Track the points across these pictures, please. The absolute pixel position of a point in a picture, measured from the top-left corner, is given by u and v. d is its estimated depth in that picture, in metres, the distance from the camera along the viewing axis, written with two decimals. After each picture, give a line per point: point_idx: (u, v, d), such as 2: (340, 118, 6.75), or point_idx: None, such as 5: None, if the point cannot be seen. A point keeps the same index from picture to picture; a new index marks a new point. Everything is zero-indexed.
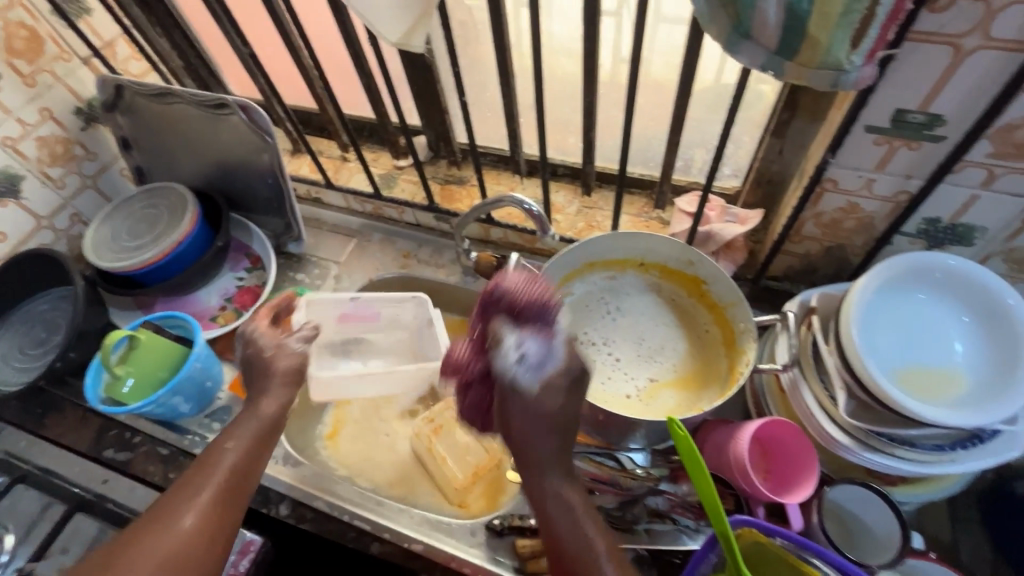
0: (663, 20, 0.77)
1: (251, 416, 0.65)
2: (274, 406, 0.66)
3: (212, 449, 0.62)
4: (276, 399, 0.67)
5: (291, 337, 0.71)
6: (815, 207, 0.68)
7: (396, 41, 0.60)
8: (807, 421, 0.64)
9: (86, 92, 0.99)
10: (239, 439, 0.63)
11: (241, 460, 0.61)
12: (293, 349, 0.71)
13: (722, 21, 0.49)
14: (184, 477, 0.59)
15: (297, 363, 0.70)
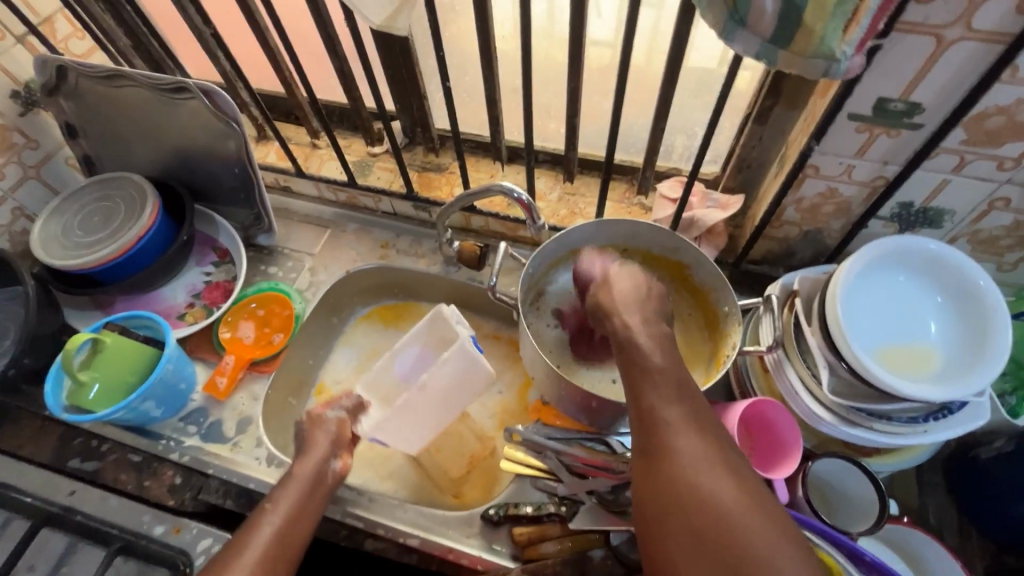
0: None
1: (288, 480, 0.66)
2: (307, 467, 0.67)
3: (251, 515, 0.62)
4: (309, 462, 0.67)
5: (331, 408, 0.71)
6: (796, 193, 0.70)
7: (379, 23, 0.57)
8: (791, 400, 0.67)
9: (24, 73, 0.90)
10: (277, 501, 0.63)
11: (284, 526, 0.61)
12: (327, 419, 0.70)
13: (718, 9, 0.49)
14: (228, 544, 0.59)
15: (337, 431, 0.70)
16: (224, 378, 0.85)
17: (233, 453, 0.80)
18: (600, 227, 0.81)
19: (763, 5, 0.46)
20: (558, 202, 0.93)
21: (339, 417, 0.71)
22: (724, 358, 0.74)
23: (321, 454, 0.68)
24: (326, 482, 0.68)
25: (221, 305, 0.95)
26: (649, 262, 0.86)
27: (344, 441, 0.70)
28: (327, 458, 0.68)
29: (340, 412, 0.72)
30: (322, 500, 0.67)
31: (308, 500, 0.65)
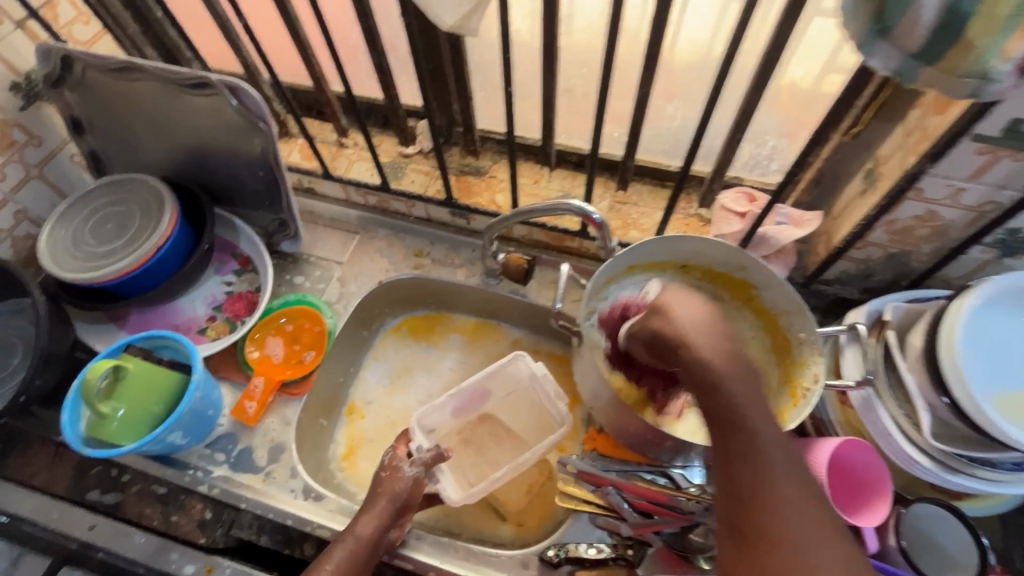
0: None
1: (351, 538, 0.64)
2: (371, 529, 0.65)
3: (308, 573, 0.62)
4: (373, 518, 0.66)
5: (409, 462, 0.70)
6: (890, 214, 0.65)
7: (452, 24, 0.50)
8: (882, 440, 0.62)
9: (24, 63, 0.81)
10: (337, 562, 0.63)
11: None
12: (404, 475, 0.70)
13: (861, 18, 0.42)
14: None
15: (411, 489, 0.69)
16: (252, 403, 0.79)
17: (266, 485, 0.75)
18: (661, 245, 0.75)
19: (920, 16, 0.40)
20: (610, 212, 0.87)
21: (415, 476, 0.70)
22: (802, 392, 0.69)
23: (387, 512, 0.67)
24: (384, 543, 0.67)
25: (245, 319, 0.88)
26: (710, 279, 0.80)
27: (409, 508, 0.69)
28: (387, 527, 0.67)
29: (418, 469, 0.70)
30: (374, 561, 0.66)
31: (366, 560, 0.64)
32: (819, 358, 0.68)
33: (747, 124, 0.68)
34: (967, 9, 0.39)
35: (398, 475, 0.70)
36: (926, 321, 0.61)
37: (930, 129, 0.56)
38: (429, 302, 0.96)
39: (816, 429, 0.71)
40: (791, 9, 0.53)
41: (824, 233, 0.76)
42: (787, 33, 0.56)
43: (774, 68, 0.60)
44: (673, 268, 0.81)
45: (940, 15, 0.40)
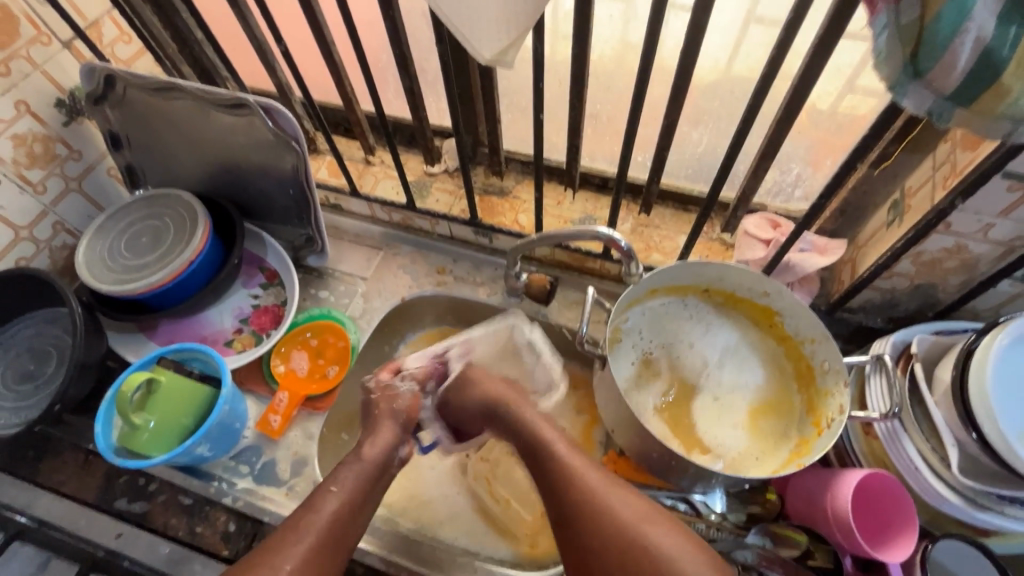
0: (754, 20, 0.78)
1: (357, 459, 0.66)
2: (376, 451, 0.68)
3: (315, 492, 0.63)
4: (379, 443, 0.69)
5: (397, 379, 0.76)
6: (918, 247, 0.64)
7: (489, 57, 0.51)
8: (908, 474, 0.62)
9: (69, 80, 0.84)
10: (343, 483, 0.63)
11: (342, 508, 0.61)
12: (397, 390, 0.75)
13: (897, 60, 0.42)
14: (290, 521, 0.60)
15: (409, 403, 0.74)
16: (277, 416, 0.81)
17: (290, 499, 0.77)
18: (684, 267, 0.76)
19: (956, 61, 0.40)
20: (632, 235, 0.88)
21: (410, 390, 0.76)
22: (828, 421, 0.70)
23: (390, 436, 0.70)
24: (392, 466, 0.69)
25: (270, 332, 0.89)
26: (734, 303, 0.80)
27: (411, 426, 0.73)
28: (395, 445, 0.70)
29: (409, 384, 0.77)
30: (385, 483, 0.69)
31: (376, 479, 0.66)
32: (844, 388, 0.68)
33: (775, 152, 0.69)
34: (1004, 56, 0.39)
35: (392, 393, 0.74)
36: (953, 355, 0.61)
37: (960, 165, 0.56)
38: (450, 318, 0.96)
39: (839, 459, 0.71)
40: (823, 46, 0.54)
41: (849, 261, 0.76)
42: (818, 68, 0.56)
43: (803, 101, 0.60)
44: (696, 291, 0.81)
45: (975, 61, 0.40)
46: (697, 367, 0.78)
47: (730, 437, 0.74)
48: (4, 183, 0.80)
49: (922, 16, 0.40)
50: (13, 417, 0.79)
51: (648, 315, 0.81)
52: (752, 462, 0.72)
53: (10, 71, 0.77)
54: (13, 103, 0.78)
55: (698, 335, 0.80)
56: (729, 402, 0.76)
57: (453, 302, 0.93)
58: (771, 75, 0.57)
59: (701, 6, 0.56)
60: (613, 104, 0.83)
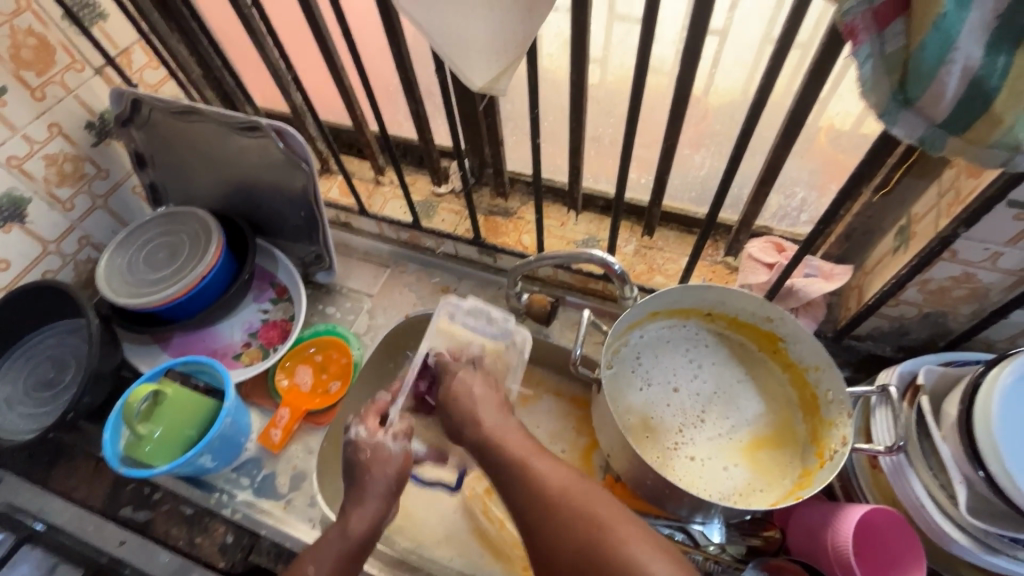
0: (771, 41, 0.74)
1: (342, 540, 0.62)
2: (363, 524, 0.63)
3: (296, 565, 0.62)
4: (366, 515, 0.64)
5: (387, 436, 0.67)
6: (923, 275, 0.63)
7: (480, 85, 0.52)
8: (915, 513, 0.59)
9: (98, 104, 0.89)
10: (322, 561, 0.61)
11: None
12: (389, 452, 0.66)
13: (883, 90, 0.42)
14: None
15: (400, 466, 0.67)
16: (278, 430, 0.82)
17: (286, 513, 0.78)
18: (685, 291, 0.75)
19: (943, 90, 0.40)
20: (635, 256, 0.87)
21: (401, 450, 0.67)
22: (830, 453, 0.67)
23: (379, 507, 0.64)
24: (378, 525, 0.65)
25: (278, 346, 0.91)
26: (735, 326, 0.79)
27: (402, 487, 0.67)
28: (383, 512, 0.65)
29: (400, 442, 0.67)
30: (368, 555, 0.64)
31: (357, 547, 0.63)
32: (848, 419, 0.66)
33: (775, 177, 0.68)
34: (994, 84, 0.38)
35: (384, 458, 0.66)
36: (961, 388, 0.59)
37: (965, 192, 0.55)
38: None
39: (844, 491, 0.68)
40: (817, 70, 0.53)
41: (856, 288, 0.74)
42: (813, 92, 0.56)
43: (801, 125, 0.60)
44: (697, 314, 0.80)
45: (964, 89, 0.39)
46: (693, 401, 0.77)
47: (720, 477, 0.72)
48: (35, 201, 0.85)
49: (907, 45, 0.39)
50: (31, 424, 0.82)
51: (646, 340, 0.80)
52: (758, 496, 0.70)
53: (45, 96, 0.81)
54: (46, 125, 0.83)
55: (688, 366, 0.79)
56: (720, 439, 0.74)
57: None
58: (764, 102, 0.57)
59: (693, 32, 0.56)
60: (614, 127, 0.83)
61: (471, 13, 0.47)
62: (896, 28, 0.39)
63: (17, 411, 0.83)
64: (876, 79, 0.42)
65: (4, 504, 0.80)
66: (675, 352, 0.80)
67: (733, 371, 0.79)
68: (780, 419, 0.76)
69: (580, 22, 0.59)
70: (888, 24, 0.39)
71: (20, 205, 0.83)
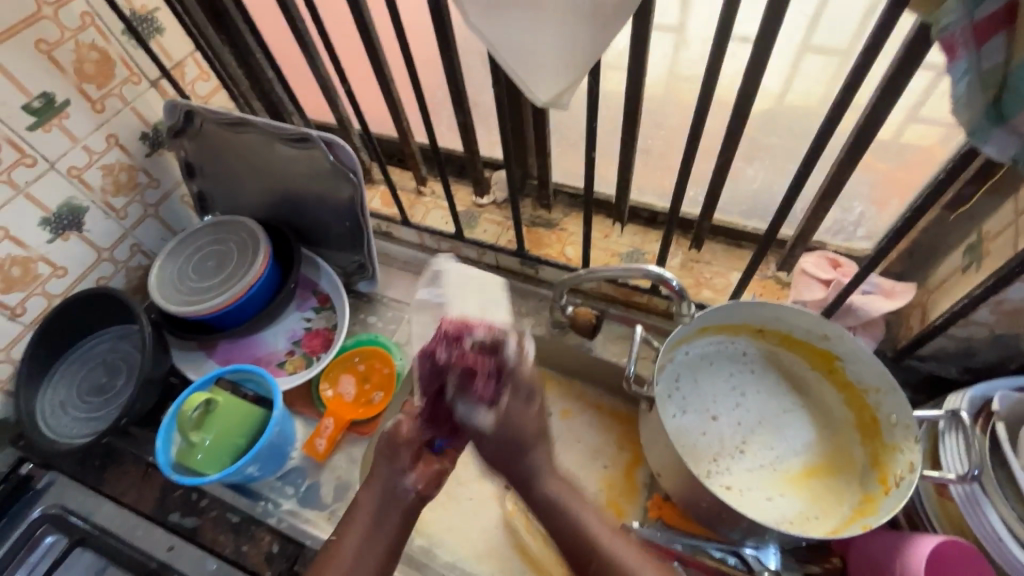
0: (810, 48, 0.71)
1: (355, 516, 0.66)
2: (375, 491, 0.66)
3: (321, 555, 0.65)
4: (376, 491, 0.66)
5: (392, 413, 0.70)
6: (998, 296, 0.60)
7: (545, 100, 0.52)
8: (991, 546, 0.56)
9: (153, 115, 0.91)
10: (348, 536, 0.64)
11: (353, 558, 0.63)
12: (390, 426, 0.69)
13: (976, 107, 0.40)
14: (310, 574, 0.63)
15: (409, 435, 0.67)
16: (323, 440, 0.83)
17: (330, 524, 0.79)
18: (737, 308, 0.73)
19: None
20: (681, 270, 0.86)
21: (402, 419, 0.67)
22: (895, 480, 0.64)
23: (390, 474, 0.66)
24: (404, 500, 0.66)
25: (321, 355, 0.92)
26: (787, 346, 0.77)
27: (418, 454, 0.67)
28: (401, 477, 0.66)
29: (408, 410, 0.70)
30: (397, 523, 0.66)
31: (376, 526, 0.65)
32: (915, 445, 0.63)
33: (836, 191, 0.66)
34: None
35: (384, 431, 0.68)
36: None
37: None
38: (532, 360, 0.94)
39: (909, 520, 0.65)
40: (892, 84, 0.51)
41: (918, 306, 0.71)
42: (886, 106, 0.54)
43: (870, 139, 0.58)
44: (746, 332, 0.78)
45: None
46: (740, 424, 0.75)
47: (763, 508, 0.69)
48: (91, 210, 0.87)
49: (1007, 61, 0.37)
50: (85, 428, 0.84)
51: (692, 358, 0.78)
52: (808, 525, 0.67)
53: (105, 108, 0.84)
54: (104, 137, 0.85)
55: (729, 394, 0.77)
56: (762, 469, 0.72)
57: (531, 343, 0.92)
58: (835, 116, 0.55)
59: (760, 44, 0.55)
60: (664, 139, 0.82)
61: (543, 28, 0.47)
62: (996, 44, 0.37)
63: (71, 416, 0.85)
64: (970, 95, 0.40)
65: (57, 506, 0.81)
66: (717, 377, 0.77)
67: (777, 400, 0.77)
68: (827, 449, 0.73)
69: (640, 36, 0.59)
70: (987, 40, 0.37)
71: (79, 214, 0.86)
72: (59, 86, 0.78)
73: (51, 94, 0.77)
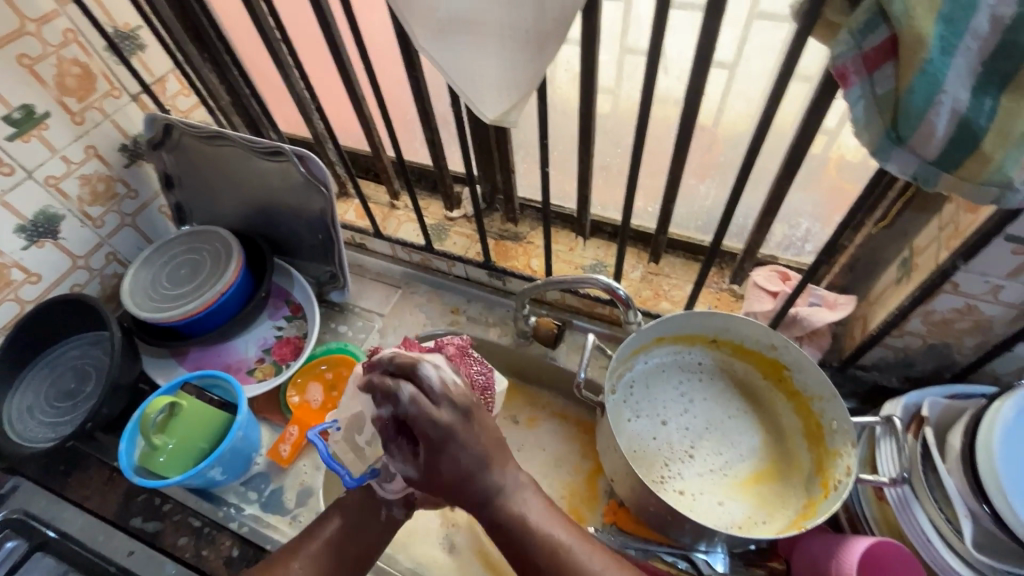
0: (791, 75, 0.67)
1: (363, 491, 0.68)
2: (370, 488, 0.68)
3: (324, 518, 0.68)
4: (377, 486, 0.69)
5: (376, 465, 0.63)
6: (926, 306, 0.63)
7: (492, 117, 0.55)
8: (920, 546, 0.59)
9: (133, 128, 0.94)
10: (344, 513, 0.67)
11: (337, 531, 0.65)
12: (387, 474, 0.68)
13: (876, 128, 0.44)
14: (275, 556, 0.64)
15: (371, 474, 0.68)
16: (286, 446, 0.85)
17: (291, 529, 0.80)
18: (689, 318, 0.76)
19: (933, 129, 0.41)
20: (641, 282, 0.89)
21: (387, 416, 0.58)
22: (835, 484, 0.67)
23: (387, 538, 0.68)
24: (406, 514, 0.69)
25: (290, 363, 0.93)
26: (738, 354, 0.80)
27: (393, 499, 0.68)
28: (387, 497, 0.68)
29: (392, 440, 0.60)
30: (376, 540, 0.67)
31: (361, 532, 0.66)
32: (852, 450, 0.66)
33: (778, 207, 0.70)
34: (981, 124, 0.40)
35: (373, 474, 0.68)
36: (964, 421, 0.59)
37: (963, 226, 0.56)
38: (531, 375, 0.94)
39: (850, 524, 0.68)
40: (815, 107, 0.55)
41: (859, 318, 0.75)
42: (811, 128, 0.58)
43: (802, 157, 0.62)
44: (701, 342, 0.81)
45: (953, 129, 0.41)
46: (691, 430, 0.77)
47: (713, 512, 0.71)
48: (68, 218, 0.89)
49: (897, 87, 0.41)
50: (52, 432, 0.85)
51: (647, 367, 0.81)
52: (754, 528, 0.69)
53: (85, 120, 0.86)
54: (83, 147, 0.87)
55: (679, 401, 0.79)
56: (710, 476, 0.74)
57: (525, 357, 0.91)
58: (765, 135, 0.59)
59: (697, 66, 0.58)
60: (622, 157, 0.85)
61: (486, 51, 0.50)
62: (885, 71, 0.41)
63: (39, 420, 0.86)
64: (869, 117, 0.44)
65: (20, 511, 0.81)
66: (667, 384, 0.80)
67: (726, 406, 0.79)
68: (774, 454, 0.76)
69: (588, 57, 0.62)
70: (877, 68, 0.41)
71: (55, 221, 0.87)
72: (40, 98, 0.80)
73: (32, 106, 0.80)
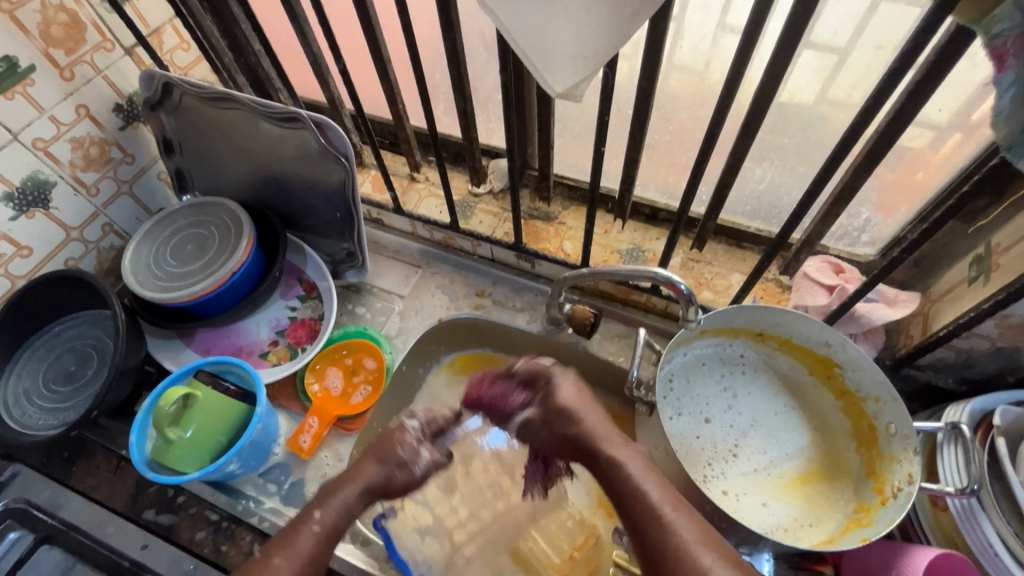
0: None
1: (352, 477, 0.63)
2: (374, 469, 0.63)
3: (296, 524, 0.58)
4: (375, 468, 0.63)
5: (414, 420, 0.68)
6: (1005, 310, 0.59)
7: (560, 91, 0.48)
8: (985, 559, 0.56)
9: (128, 86, 0.85)
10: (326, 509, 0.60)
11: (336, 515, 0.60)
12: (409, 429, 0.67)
13: (1018, 118, 0.38)
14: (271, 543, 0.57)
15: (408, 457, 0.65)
16: (307, 437, 0.80)
17: None
18: (738, 312, 0.72)
19: None
20: (682, 269, 0.84)
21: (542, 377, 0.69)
22: (892, 491, 0.64)
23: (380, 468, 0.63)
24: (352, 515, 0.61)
25: (306, 346, 0.88)
26: (786, 350, 0.76)
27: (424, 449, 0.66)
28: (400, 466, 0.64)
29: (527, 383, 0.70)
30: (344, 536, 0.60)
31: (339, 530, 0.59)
32: (913, 457, 0.63)
33: (847, 197, 0.65)
34: None
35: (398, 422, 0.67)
36: None
37: None
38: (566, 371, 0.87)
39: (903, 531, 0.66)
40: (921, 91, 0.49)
41: (920, 316, 0.71)
42: (911, 112, 0.52)
43: (889, 146, 0.56)
44: (746, 335, 0.77)
45: None
46: (735, 428, 0.74)
47: (760, 514, 0.69)
48: (60, 186, 0.81)
49: None
50: (52, 418, 0.79)
51: (688, 360, 0.77)
52: (803, 533, 0.67)
53: (74, 76, 0.77)
54: (74, 107, 0.78)
55: (724, 395, 0.76)
56: (756, 476, 0.71)
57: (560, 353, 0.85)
58: (859, 122, 0.53)
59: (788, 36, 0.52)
60: (673, 135, 0.78)
61: (563, 12, 0.43)
62: None
63: (37, 406, 0.80)
64: (1014, 106, 0.38)
65: (22, 500, 0.77)
66: (709, 379, 0.76)
67: (770, 402, 0.76)
68: (821, 454, 0.73)
69: (662, 23, 0.54)
70: None
71: (45, 189, 0.79)
72: (24, 49, 0.71)
73: (15, 58, 0.70)
